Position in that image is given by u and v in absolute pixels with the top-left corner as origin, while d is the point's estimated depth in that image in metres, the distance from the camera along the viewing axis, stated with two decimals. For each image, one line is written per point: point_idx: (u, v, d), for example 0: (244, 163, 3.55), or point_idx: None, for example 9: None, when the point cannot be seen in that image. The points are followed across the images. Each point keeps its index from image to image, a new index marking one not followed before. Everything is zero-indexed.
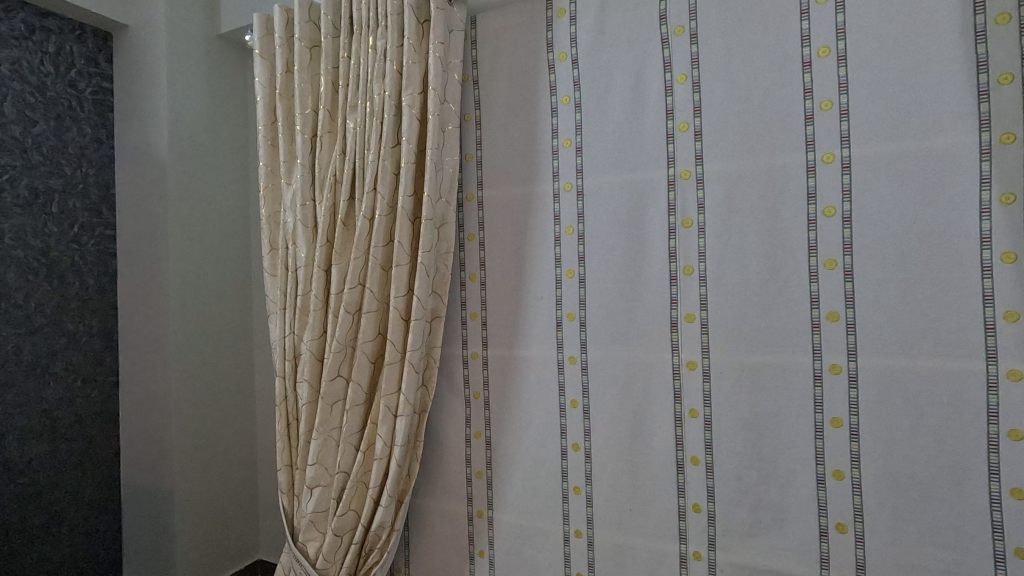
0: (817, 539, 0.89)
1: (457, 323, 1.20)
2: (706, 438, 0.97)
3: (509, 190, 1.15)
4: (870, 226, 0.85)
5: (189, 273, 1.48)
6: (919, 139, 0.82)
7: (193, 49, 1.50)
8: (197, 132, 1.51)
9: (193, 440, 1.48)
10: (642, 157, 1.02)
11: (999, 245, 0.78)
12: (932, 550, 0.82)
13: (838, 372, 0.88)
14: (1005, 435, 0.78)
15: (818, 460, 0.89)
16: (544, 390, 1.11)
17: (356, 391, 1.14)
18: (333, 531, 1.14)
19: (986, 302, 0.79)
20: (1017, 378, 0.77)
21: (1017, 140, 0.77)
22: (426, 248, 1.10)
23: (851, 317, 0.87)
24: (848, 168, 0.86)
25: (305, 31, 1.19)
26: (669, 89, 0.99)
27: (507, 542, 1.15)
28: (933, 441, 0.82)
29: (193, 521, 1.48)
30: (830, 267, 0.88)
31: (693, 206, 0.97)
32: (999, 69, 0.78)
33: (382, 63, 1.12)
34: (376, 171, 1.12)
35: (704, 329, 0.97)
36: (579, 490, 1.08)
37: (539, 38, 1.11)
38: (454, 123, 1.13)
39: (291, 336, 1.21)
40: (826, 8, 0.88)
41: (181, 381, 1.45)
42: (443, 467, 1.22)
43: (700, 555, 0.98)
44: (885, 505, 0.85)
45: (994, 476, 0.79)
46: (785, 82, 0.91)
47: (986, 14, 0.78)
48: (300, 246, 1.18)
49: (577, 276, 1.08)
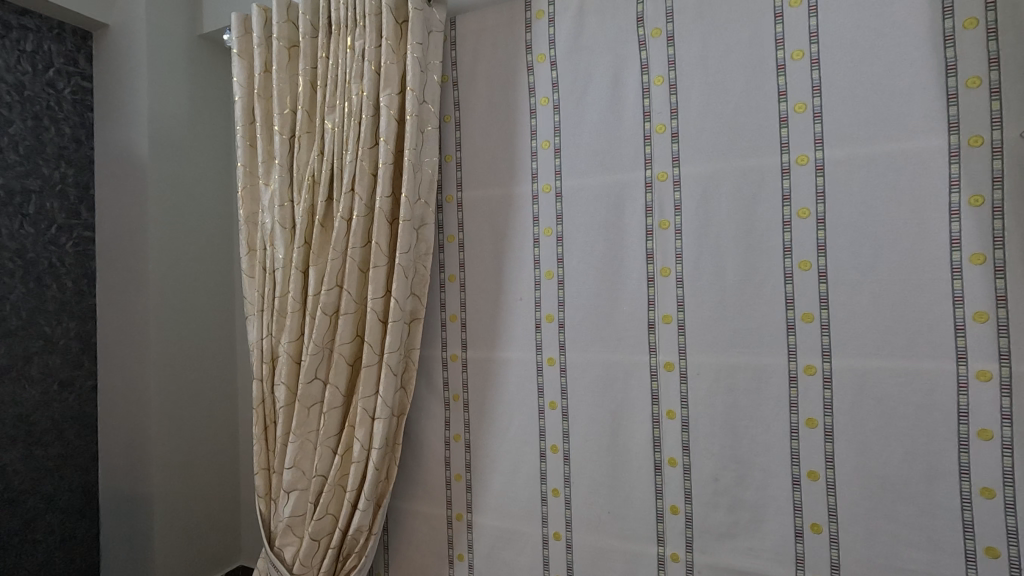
0: (793, 540, 0.90)
1: (436, 325, 1.20)
2: (683, 439, 0.97)
3: (489, 191, 1.14)
4: (843, 227, 0.86)
5: (170, 273, 1.46)
6: (890, 142, 0.83)
7: (174, 48, 1.48)
8: (178, 133, 1.49)
9: (174, 444, 1.46)
10: (620, 159, 1.02)
11: (968, 247, 0.79)
12: (905, 549, 0.83)
13: (813, 372, 0.88)
14: (975, 435, 0.79)
15: (794, 460, 0.89)
16: (524, 392, 1.11)
17: (334, 394, 1.13)
18: (310, 535, 1.13)
19: (956, 303, 0.80)
20: (986, 378, 0.78)
21: (984, 143, 0.78)
22: (405, 248, 1.09)
23: (826, 317, 0.87)
24: (821, 169, 0.87)
25: (283, 31, 1.19)
26: (646, 91, 1.00)
27: (486, 545, 1.14)
28: (905, 441, 0.83)
29: (173, 527, 1.45)
30: (804, 268, 0.88)
31: (670, 207, 0.98)
32: (967, 73, 0.79)
33: (361, 64, 1.12)
34: (354, 171, 1.11)
35: (681, 330, 0.97)
36: (558, 492, 1.08)
37: (518, 39, 1.11)
38: (433, 124, 1.13)
39: (268, 338, 1.20)
40: (799, 12, 0.88)
41: (161, 384, 1.42)
42: (422, 469, 1.21)
43: (677, 557, 0.98)
44: (859, 506, 0.85)
45: (964, 475, 0.79)
46: (760, 85, 0.91)
47: (954, 18, 0.79)
48: (278, 246, 1.18)
49: (556, 277, 1.07)
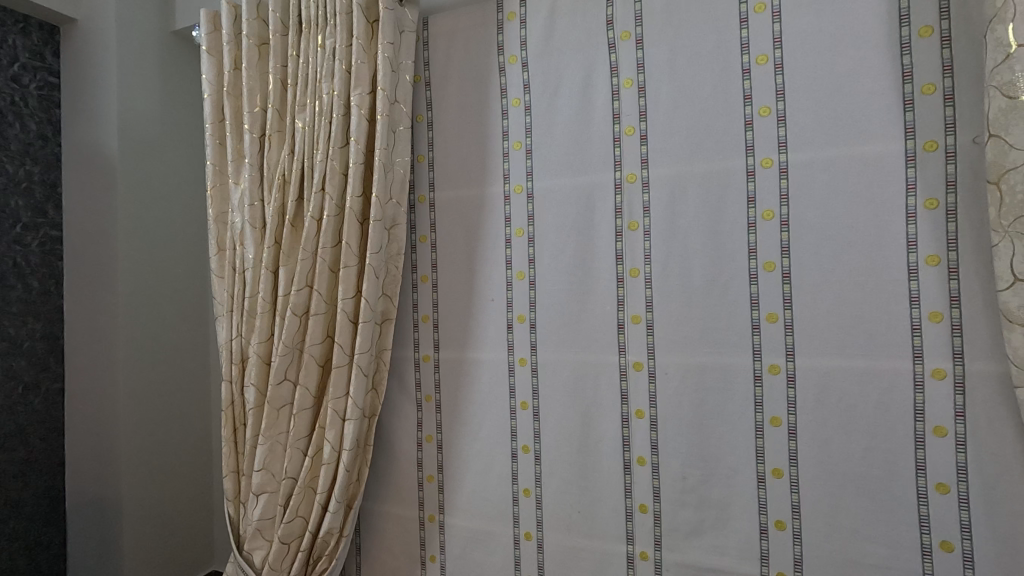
0: (758, 537, 0.91)
1: (408, 325, 1.19)
2: (651, 438, 0.98)
3: (461, 191, 1.14)
4: (807, 230, 0.87)
5: (140, 273, 1.43)
6: (851, 147, 0.85)
7: (144, 44, 1.45)
8: (148, 131, 1.46)
9: (144, 448, 1.43)
10: (590, 160, 1.03)
11: (924, 249, 0.81)
12: (865, 545, 0.85)
13: (777, 372, 0.89)
14: (930, 432, 0.81)
15: (759, 459, 0.91)
16: (495, 392, 1.11)
17: (304, 395, 1.12)
18: (280, 539, 1.12)
19: (913, 304, 0.82)
20: (941, 377, 0.80)
21: (938, 148, 0.80)
22: (375, 249, 1.09)
23: (790, 318, 0.89)
24: (785, 172, 0.89)
25: (253, 29, 1.17)
26: (615, 94, 1.01)
27: (458, 546, 1.14)
28: (865, 439, 0.84)
29: (143, 532, 1.42)
30: (769, 269, 0.90)
31: (639, 209, 0.99)
32: (923, 80, 0.81)
33: (332, 63, 1.11)
34: (324, 171, 1.11)
35: (649, 330, 0.98)
36: (529, 492, 1.08)
37: (489, 40, 1.11)
38: (405, 124, 1.13)
39: (238, 339, 1.18)
40: (763, 17, 0.90)
41: (131, 387, 1.40)
42: (394, 470, 1.20)
43: (646, 555, 0.99)
44: (821, 502, 0.87)
45: (921, 471, 0.81)
46: (726, 89, 0.93)
47: (910, 26, 0.81)
48: (247, 246, 1.16)
49: (527, 278, 1.08)
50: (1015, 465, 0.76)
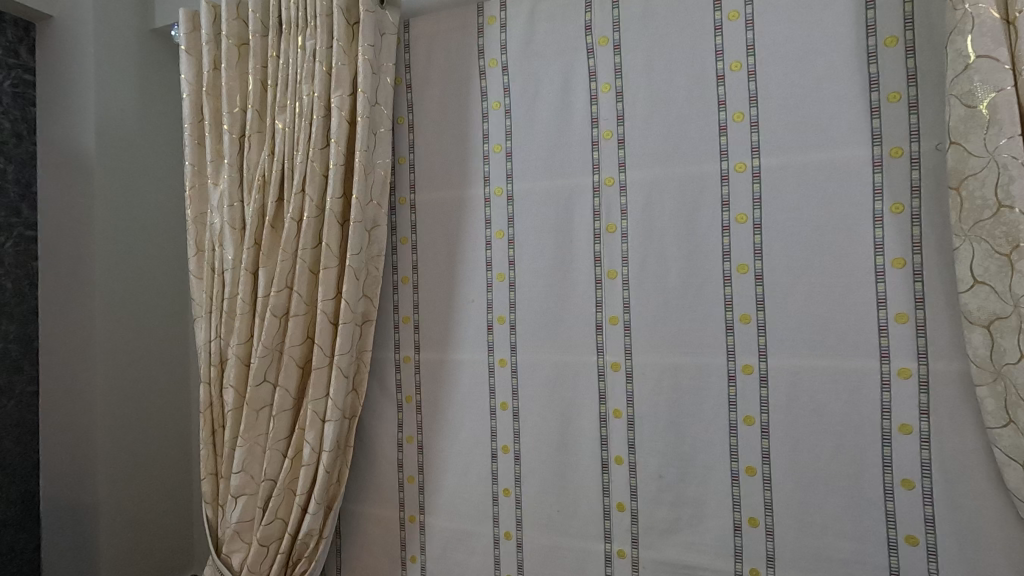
0: (732, 534, 0.93)
1: (389, 327, 1.19)
2: (628, 437, 0.99)
3: (441, 193, 1.15)
4: (778, 233, 0.89)
5: (118, 274, 1.42)
6: (821, 152, 0.87)
7: (122, 42, 1.44)
8: (127, 130, 1.45)
9: (122, 450, 1.41)
10: (570, 163, 1.04)
11: (890, 252, 0.84)
12: (834, 541, 0.87)
13: (750, 372, 0.91)
14: (896, 429, 0.83)
15: (732, 457, 0.93)
16: (476, 393, 1.12)
17: (283, 397, 1.12)
18: (258, 541, 1.11)
19: (880, 306, 0.84)
20: (906, 376, 0.83)
21: (903, 155, 0.83)
22: (355, 250, 1.09)
23: (762, 318, 0.91)
24: (758, 176, 0.91)
25: (233, 29, 1.17)
26: (594, 98, 1.02)
27: (438, 546, 1.15)
28: (834, 437, 0.87)
29: (120, 537, 1.40)
30: (742, 271, 0.92)
31: (617, 212, 1.00)
32: (888, 88, 0.84)
33: (312, 64, 1.11)
34: (305, 172, 1.11)
35: (627, 331, 1.00)
36: (509, 492, 1.09)
37: (469, 44, 1.12)
38: (386, 126, 1.13)
39: (217, 341, 1.17)
40: (737, 25, 0.92)
41: (108, 388, 1.38)
42: (374, 470, 1.20)
43: (623, 553, 1.00)
44: (792, 499, 0.89)
45: (887, 468, 0.84)
46: (701, 95, 0.94)
47: (877, 36, 0.84)
48: (227, 247, 1.16)
49: (507, 279, 1.09)
50: (976, 461, 0.79)
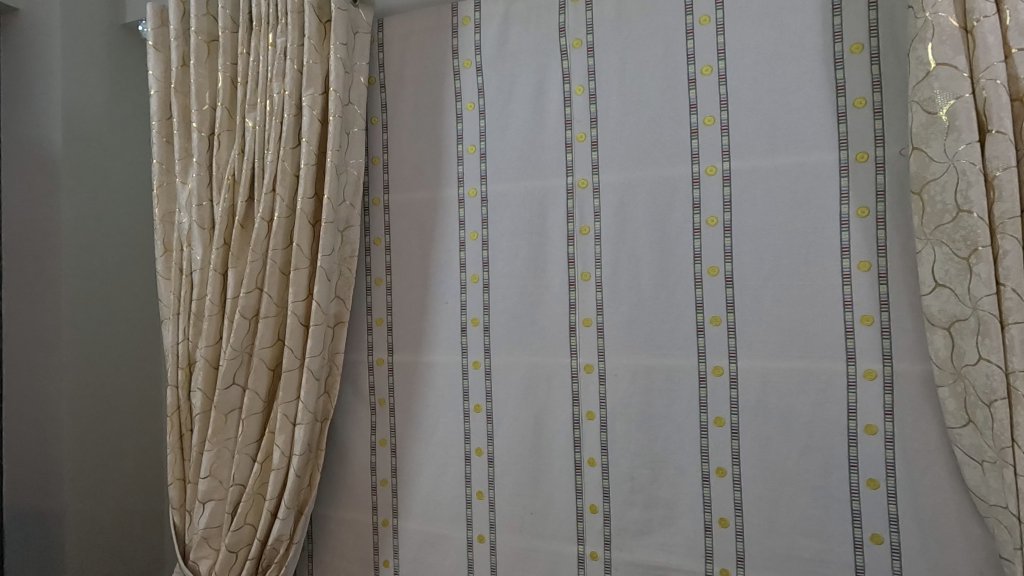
0: (702, 534, 0.93)
1: (362, 328, 1.18)
2: (601, 438, 0.99)
3: (415, 194, 1.14)
4: (747, 235, 0.90)
5: (86, 275, 1.38)
6: (790, 156, 0.88)
7: (90, 37, 1.40)
8: (95, 128, 1.41)
9: (90, 455, 1.38)
10: (544, 165, 1.04)
11: (856, 255, 0.85)
12: (802, 540, 0.88)
13: (720, 373, 0.92)
14: (862, 430, 0.84)
15: (703, 458, 0.93)
16: (449, 395, 1.11)
17: (253, 400, 1.10)
18: (227, 547, 1.09)
19: (846, 308, 0.85)
20: (872, 377, 0.84)
21: (869, 159, 0.84)
22: (327, 251, 1.07)
23: (732, 320, 0.91)
24: (728, 179, 0.91)
25: (201, 25, 1.14)
26: (567, 100, 1.02)
27: (412, 550, 1.14)
28: (803, 437, 0.88)
29: (87, 544, 1.36)
30: (712, 273, 0.92)
31: (589, 215, 1.00)
32: (854, 94, 0.85)
33: (283, 62, 1.10)
34: (275, 172, 1.09)
35: (600, 333, 1.00)
36: (482, 495, 1.08)
37: (444, 44, 1.12)
38: (359, 126, 1.12)
39: (185, 343, 1.15)
40: (708, 29, 0.93)
41: (75, 391, 1.34)
42: (347, 473, 1.19)
43: (596, 555, 1.00)
44: (762, 499, 0.90)
45: (854, 468, 0.85)
46: (673, 98, 0.95)
47: (843, 42, 0.85)
48: (195, 247, 1.13)
49: (481, 281, 1.08)
50: (938, 461, 0.81)
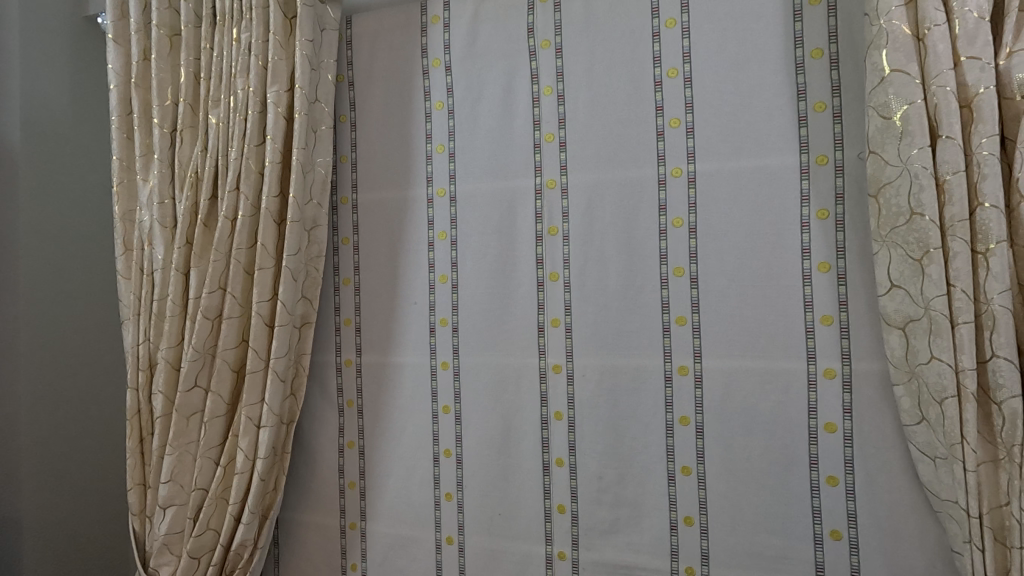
0: (669, 533, 0.94)
1: (330, 329, 1.16)
2: (569, 438, 0.99)
3: (383, 193, 1.13)
4: (712, 237, 0.91)
5: (44, 274, 1.33)
6: (753, 158, 0.89)
7: (48, 28, 1.35)
8: (54, 122, 1.36)
9: (50, 461, 1.33)
10: (513, 164, 1.04)
11: (817, 257, 0.86)
12: (765, 537, 0.89)
13: (686, 373, 0.93)
14: (822, 428, 0.86)
15: (669, 457, 0.94)
16: (418, 396, 1.10)
17: (215, 402, 1.08)
18: (188, 553, 1.07)
19: (807, 309, 0.87)
20: (831, 376, 0.86)
21: (828, 162, 0.86)
22: (292, 251, 1.06)
23: (697, 320, 0.92)
24: (693, 181, 0.92)
25: (164, 18, 1.12)
26: (536, 100, 1.02)
27: (380, 553, 1.12)
28: (764, 436, 0.89)
29: (46, 555, 1.31)
30: (678, 274, 0.93)
31: (558, 215, 1.00)
32: (814, 98, 0.87)
33: (248, 57, 1.08)
34: (239, 169, 1.07)
35: (568, 333, 1.00)
36: (451, 496, 1.08)
37: (413, 42, 1.11)
38: (326, 124, 1.11)
39: (145, 344, 1.12)
40: (674, 32, 0.94)
41: (32, 395, 1.29)
42: (315, 476, 1.17)
43: (564, 555, 1.00)
44: (725, 497, 0.91)
45: (814, 466, 0.86)
46: (640, 100, 0.96)
47: (804, 48, 0.87)
48: (156, 246, 1.11)
49: (450, 281, 1.08)
50: (893, 458, 0.83)
